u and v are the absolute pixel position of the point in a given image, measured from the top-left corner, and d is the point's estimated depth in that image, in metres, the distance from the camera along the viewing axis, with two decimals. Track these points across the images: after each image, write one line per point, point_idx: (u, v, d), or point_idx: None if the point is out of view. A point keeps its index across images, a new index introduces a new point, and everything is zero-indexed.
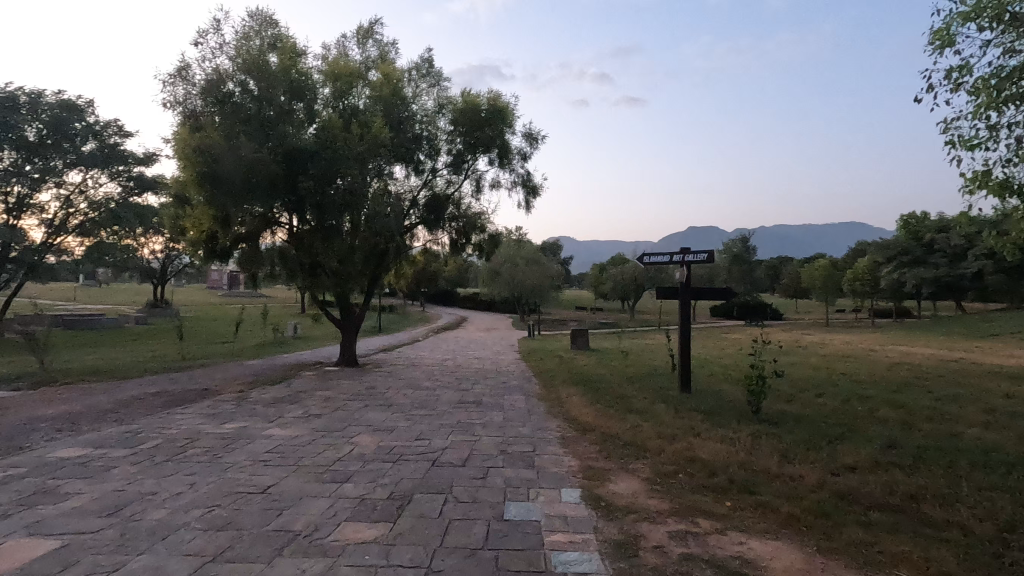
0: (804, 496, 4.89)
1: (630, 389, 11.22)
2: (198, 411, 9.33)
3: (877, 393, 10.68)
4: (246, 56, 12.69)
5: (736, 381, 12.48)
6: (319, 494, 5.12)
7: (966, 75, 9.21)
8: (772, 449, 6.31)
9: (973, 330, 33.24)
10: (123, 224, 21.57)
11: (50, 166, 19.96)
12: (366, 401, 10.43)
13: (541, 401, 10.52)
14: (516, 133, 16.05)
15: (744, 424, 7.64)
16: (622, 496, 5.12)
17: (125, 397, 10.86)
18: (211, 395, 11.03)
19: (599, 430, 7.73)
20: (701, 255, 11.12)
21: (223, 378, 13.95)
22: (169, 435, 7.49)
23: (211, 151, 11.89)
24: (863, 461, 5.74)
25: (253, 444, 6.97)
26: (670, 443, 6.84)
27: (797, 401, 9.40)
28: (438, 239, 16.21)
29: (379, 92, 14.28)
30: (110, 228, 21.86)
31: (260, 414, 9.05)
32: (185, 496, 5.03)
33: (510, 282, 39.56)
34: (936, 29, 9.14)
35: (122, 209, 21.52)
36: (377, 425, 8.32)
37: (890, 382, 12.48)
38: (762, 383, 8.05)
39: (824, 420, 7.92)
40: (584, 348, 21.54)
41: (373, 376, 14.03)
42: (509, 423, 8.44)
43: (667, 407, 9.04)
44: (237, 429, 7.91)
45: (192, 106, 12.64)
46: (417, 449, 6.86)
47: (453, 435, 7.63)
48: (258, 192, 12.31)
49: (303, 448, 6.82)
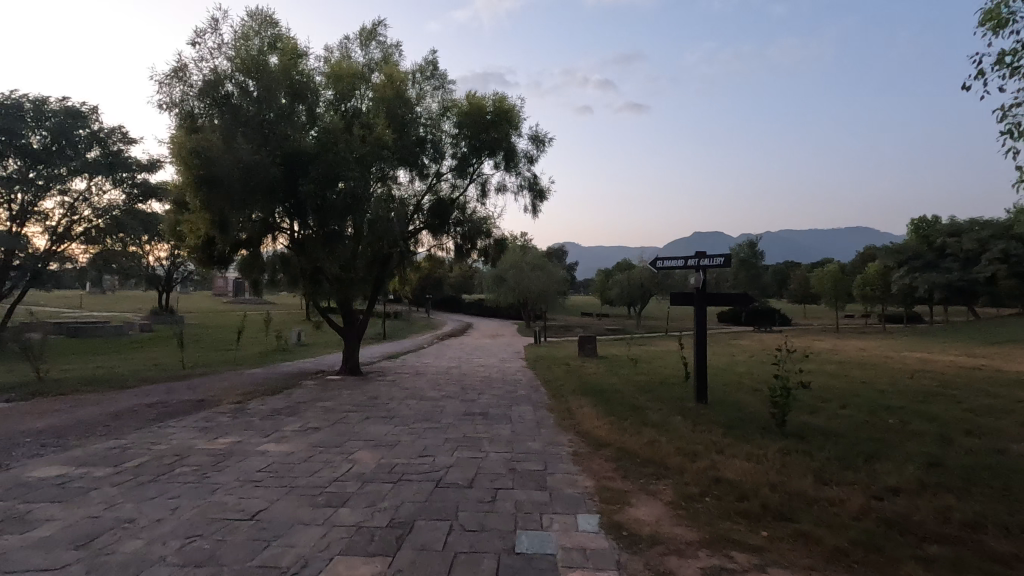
0: (849, 526, 4.40)
1: (644, 400, 10.73)
2: (191, 424, 8.90)
3: (904, 404, 10.15)
4: (244, 56, 12.34)
5: (753, 391, 11.96)
6: (313, 522, 4.66)
7: (1023, 58, 8.67)
8: (805, 469, 5.82)
9: (990, 336, 32.34)
10: (128, 232, 21.27)
11: (55, 173, 19.60)
12: (368, 412, 9.99)
13: (550, 412, 10.04)
14: (521, 136, 15.68)
15: (769, 439, 7.13)
16: (646, 524, 4.63)
17: (118, 409, 10.44)
18: (206, 407, 10.60)
19: (614, 446, 7.25)
20: (717, 259, 10.61)
21: (222, 387, 13.55)
22: (158, 451, 7.07)
23: (208, 152, 11.50)
24: (910, 483, 5.24)
25: (245, 462, 6.55)
26: (691, 461, 6.38)
27: (822, 413, 8.88)
28: (442, 244, 15.84)
29: (382, 94, 13.95)
30: (115, 236, 21.56)
31: (256, 428, 8.62)
32: (165, 524, 4.59)
33: (515, 288, 39.13)
34: (987, 10, 8.74)
35: (127, 217, 21.29)
36: (378, 439, 7.87)
37: (916, 392, 11.94)
38: (787, 394, 7.59)
39: (855, 434, 7.41)
40: (592, 355, 21.05)
41: (376, 386, 13.58)
42: (518, 438, 7.98)
43: (684, 421, 8.56)
44: (229, 445, 7.46)
45: (190, 108, 12.26)
46: (421, 467, 6.40)
47: (458, 451, 7.17)
48: (257, 197, 11.93)
49: (298, 467, 6.38)
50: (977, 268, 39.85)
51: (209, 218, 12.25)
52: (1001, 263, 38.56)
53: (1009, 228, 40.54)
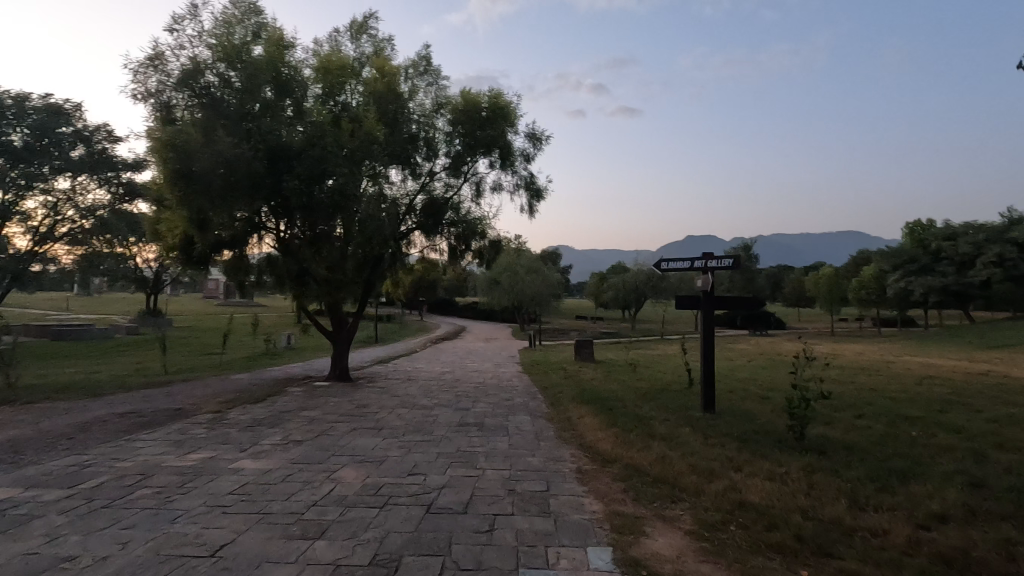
0: (901, 563, 3.85)
1: (648, 409, 10.15)
2: (162, 437, 8.22)
3: (922, 413, 9.64)
4: (226, 45, 11.68)
5: (761, 399, 11.42)
6: (283, 560, 4.04)
7: None
8: (837, 492, 5.24)
9: (986, 340, 31.93)
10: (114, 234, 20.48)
11: (35, 172, 18.55)
12: (356, 423, 9.35)
13: (550, 423, 9.44)
14: (518, 133, 15.09)
15: (790, 455, 6.57)
16: (666, 560, 4.04)
17: (87, 419, 9.76)
18: (183, 417, 9.93)
19: (622, 463, 6.65)
20: (726, 260, 10.06)
21: (203, 395, 12.86)
22: (120, 470, 6.41)
23: (187, 147, 10.84)
24: (956, 510, 4.69)
25: (216, 483, 5.91)
26: (708, 481, 5.80)
27: (839, 425, 8.34)
28: (436, 245, 15.19)
29: (373, 88, 13.37)
30: (102, 237, 20.70)
31: (233, 441, 7.97)
32: (111, 564, 3.96)
33: (509, 290, 38.59)
34: None
35: (112, 219, 20.41)
36: (365, 454, 7.25)
37: (928, 399, 11.44)
38: (807, 405, 7.06)
39: (880, 449, 6.88)
40: (589, 359, 20.48)
41: (365, 393, 12.94)
42: (516, 453, 7.39)
43: (694, 433, 7.99)
44: (200, 462, 6.82)
45: (167, 100, 11.57)
46: (410, 488, 5.79)
47: (451, 468, 6.57)
48: (239, 193, 11.29)
49: (274, 488, 5.75)
50: (972, 271, 39.43)
51: (188, 216, 11.59)
52: (997, 267, 38.27)
53: (1003, 232, 40.47)
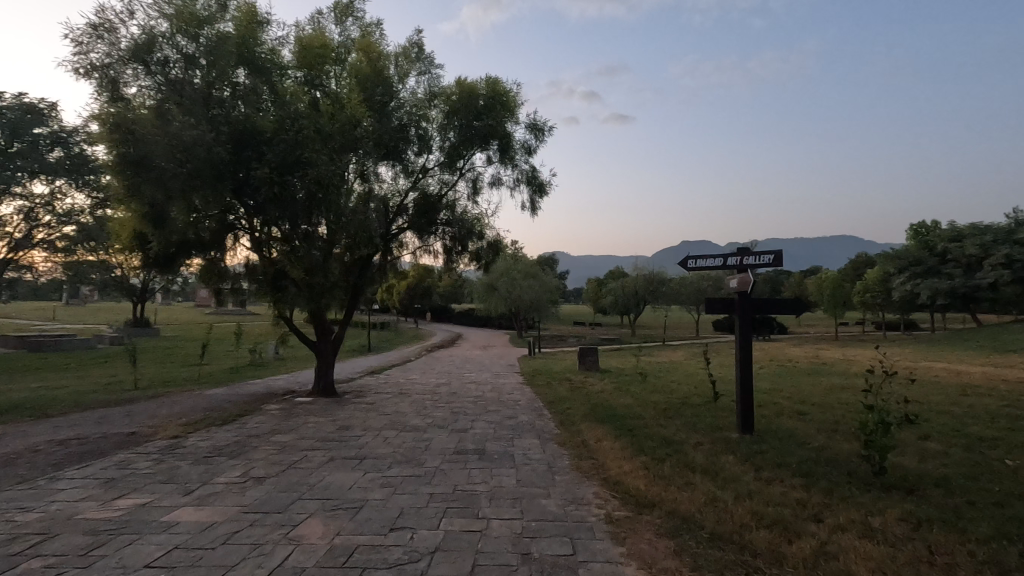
0: None
1: (679, 431, 8.69)
2: (95, 474, 6.75)
3: (995, 433, 8.20)
4: (183, 15, 10.23)
5: (798, 414, 10.03)
6: None
7: None
8: (972, 562, 3.85)
9: (1000, 343, 30.63)
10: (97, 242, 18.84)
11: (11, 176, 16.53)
12: (334, 451, 7.89)
13: (563, 448, 8.02)
14: (518, 123, 13.71)
15: (878, 499, 5.15)
16: None
17: (16, 448, 8.28)
18: (130, 445, 8.45)
19: (665, 510, 5.22)
20: (766, 256, 8.65)
21: (166, 415, 11.34)
22: (14, 528, 4.93)
23: (135, 128, 9.41)
24: None
25: (133, 551, 4.42)
26: (787, 542, 4.37)
27: (912, 452, 6.94)
28: (429, 247, 13.74)
29: (357, 72, 12.00)
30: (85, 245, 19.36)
31: (181, 479, 6.50)
32: None
33: (507, 297, 37.29)
34: None
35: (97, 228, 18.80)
36: (340, 498, 5.78)
37: (988, 414, 10.06)
38: (887, 432, 5.66)
39: (982, 488, 5.48)
40: (593, 367, 19.03)
41: (350, 411, 11.46)
42: (527, 492, 5.97)
43: (744, 463, 6.58)
44: (125, 513, 5.34)
45: (115, 74, 10.10)
46: (392, 553, 4.36)
47: (447, 520, 5.12)
48: (201, 183, 9.84)
49: (209, 557, 4.28)
50: (979, 273, 38.10)
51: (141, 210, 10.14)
52: (1004, 268, 36.64)
53: (1010, 233, 39.12)
